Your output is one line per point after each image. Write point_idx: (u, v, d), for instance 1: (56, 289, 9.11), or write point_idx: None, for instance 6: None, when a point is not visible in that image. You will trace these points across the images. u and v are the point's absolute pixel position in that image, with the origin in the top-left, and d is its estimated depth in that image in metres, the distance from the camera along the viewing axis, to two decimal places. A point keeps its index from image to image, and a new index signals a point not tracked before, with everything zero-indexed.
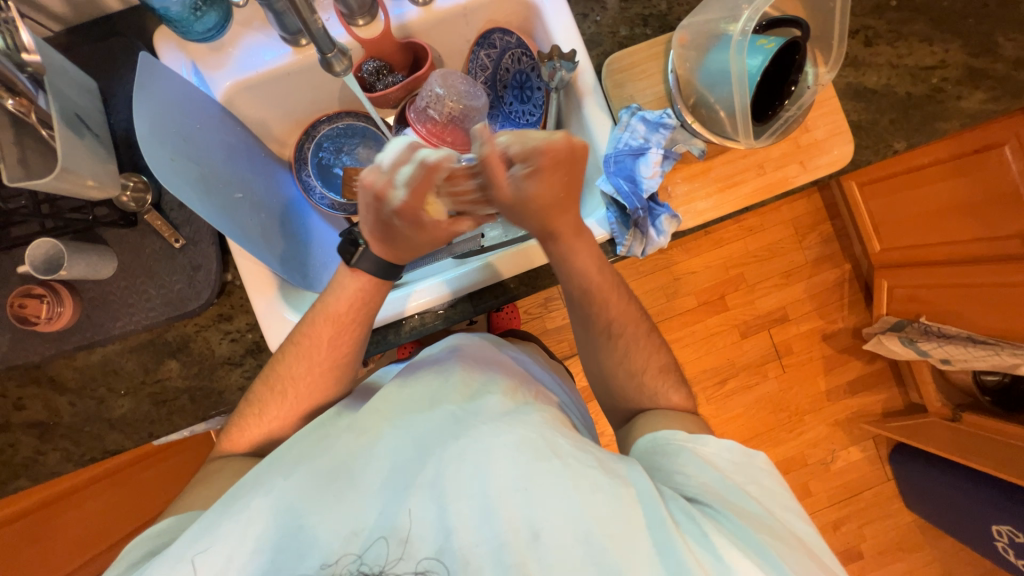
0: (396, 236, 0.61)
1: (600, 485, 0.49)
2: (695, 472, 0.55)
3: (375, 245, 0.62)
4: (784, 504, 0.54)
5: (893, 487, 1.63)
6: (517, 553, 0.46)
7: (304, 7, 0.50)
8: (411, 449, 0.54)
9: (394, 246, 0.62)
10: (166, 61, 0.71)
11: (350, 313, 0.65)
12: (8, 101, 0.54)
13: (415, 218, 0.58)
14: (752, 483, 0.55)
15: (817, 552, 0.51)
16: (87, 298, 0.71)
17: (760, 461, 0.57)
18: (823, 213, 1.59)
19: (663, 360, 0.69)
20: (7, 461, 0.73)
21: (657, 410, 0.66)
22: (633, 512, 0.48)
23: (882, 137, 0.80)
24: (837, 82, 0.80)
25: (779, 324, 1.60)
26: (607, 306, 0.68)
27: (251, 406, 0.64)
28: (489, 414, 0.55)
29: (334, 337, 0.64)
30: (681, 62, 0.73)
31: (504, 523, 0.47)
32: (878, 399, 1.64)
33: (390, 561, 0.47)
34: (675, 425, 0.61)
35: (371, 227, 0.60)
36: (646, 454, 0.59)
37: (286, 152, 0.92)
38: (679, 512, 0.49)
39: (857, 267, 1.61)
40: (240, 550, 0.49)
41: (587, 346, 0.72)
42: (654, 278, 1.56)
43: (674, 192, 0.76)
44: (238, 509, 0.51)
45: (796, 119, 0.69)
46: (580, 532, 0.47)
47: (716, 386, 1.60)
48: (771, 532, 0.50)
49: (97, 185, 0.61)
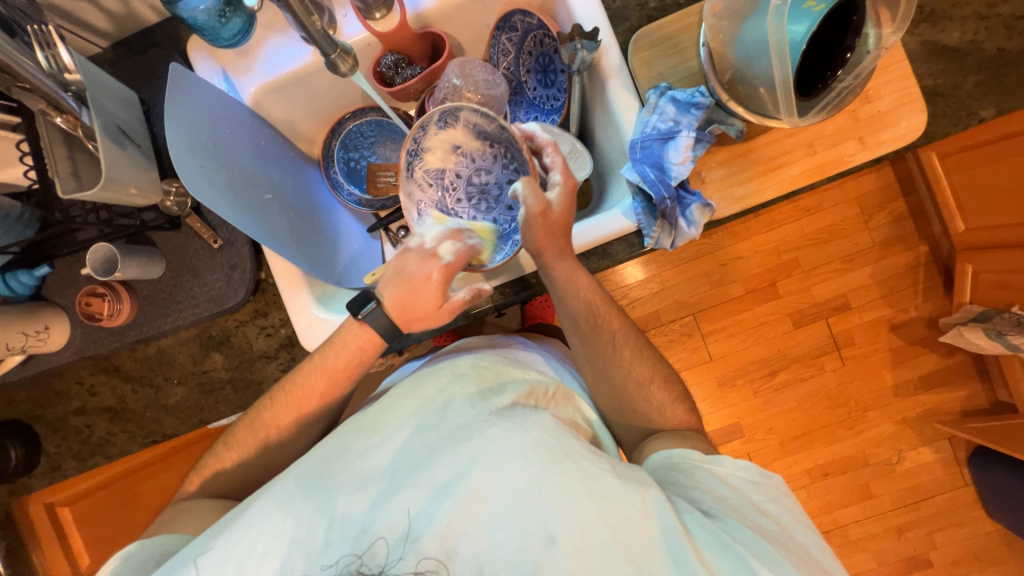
0: (421, 288, 0.62)
1: (613, 489, 0.50)
2: (710, 488, 0.56)
3: (415, 310, 0.62)
4: (802, 522, 0.55)
5: (971, 493, 1.46)
6: (532, 556, 0.47)
7: (297, 5, 0.52)
8: (418, 446, 0.55)
9: (411, 298, 0.62)
10: (199, 70, 0.75)
11: (348, 370, 0.65)
12: (58, 119, 0.60)
13: (445, 279, 0.62)
14: (769, 501, 0.57)
15: (828, 565, 0.52)
16: (142, 296, 0.77)
17: (775, 481, 0.59)
18: (896, 188, 1.42)
19: (662, 372, 0.69)
20: (85, 440, 0.83)
21: (663, 431, 0.68)
22: (648, 522, 0.49)
23: (964, 104, 0.69)
24: (908, 42, 0.69)
25: (839, 313, 1.47)
26: (599, 321, 0.67)
27: (267, 410, 0.66)
28: (500, 413, 0.56)
29: (327, 388, 0.65)
30: (714, 34, 0.64)
31: (518, 529, 0.48)
32: (956, 396, 1.46)
33: (390, 562, 0.49)
34: (688, 444, 0.63)
35: (430, 299, 0.62)
36: (659, 470, 0.61)
37: (315, 150, 0.94)
38: (695, 524, 0.51)
39: (935, 248, 1.42)
40: (255, 549, 0.51)
41: (587, 363, 0.69)
42: (697, 264, 1.47)
43: (708, 178, 0.71)
44: (256, 512, 0.52)
45: (852, 89, 0.60)
46: (594, 543, 0.48)
47: (765, 379, 1.50)
48: (789, 549, 0.51)
49: (140, 193, 0.66)
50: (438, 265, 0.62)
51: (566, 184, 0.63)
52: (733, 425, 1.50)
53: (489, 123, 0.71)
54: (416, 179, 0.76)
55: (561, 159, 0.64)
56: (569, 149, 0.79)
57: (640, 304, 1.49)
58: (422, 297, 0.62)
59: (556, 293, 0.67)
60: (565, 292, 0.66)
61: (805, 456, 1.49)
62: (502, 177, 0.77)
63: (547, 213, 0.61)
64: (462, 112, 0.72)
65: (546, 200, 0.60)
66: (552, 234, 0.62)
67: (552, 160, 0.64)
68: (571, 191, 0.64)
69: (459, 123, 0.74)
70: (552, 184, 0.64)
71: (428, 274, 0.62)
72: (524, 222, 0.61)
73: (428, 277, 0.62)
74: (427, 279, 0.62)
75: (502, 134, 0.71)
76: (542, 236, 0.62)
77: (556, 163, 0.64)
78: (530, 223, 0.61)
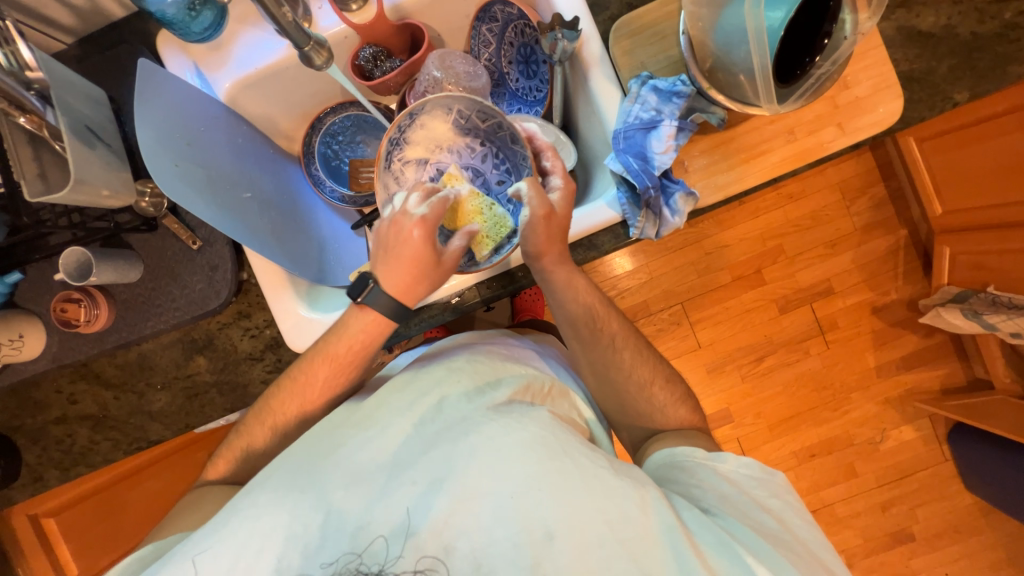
0: (405, 252, 0.58)
1: (611, 483, 0.51)
2: (713, 486, 0.57)
3: (398, 278, 0.59)
4: (804, 519, 0.56)
5: (951, 468, 1.51)
6: (532, 552, 0.47)
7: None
8: (416, 442, 0.55)
9: (399, 267, 0.59)
10: (170, 66, 0.72)
11: (349, 355, 0.63)
12: (21, 119, 0.58)
13: (428, 234, 0.59)
14: (772, 497, 0.58)
15: (829, 561, 0.53)
16: (120, 301, 0.75)
17: (778, 478, 0.60)
18: (875, 173, 1.44)
19: (664, 372, 0.71)
20: (67, 450, 0.81)
21: (666, 431, 0.68)
22: (647, 519, 0.50)
23: (939, 89, 0.70)
24: (884, 28, 0.70)
25: (823, 298, 1.49)
26: (598, 325, 0.68)
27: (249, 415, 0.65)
28: (496, 409, 0.56)
29: (302, 391, 0.64)
30: (693, 22, 0.63)
31: (516, 525, 0.48)
32: (936, 375, 1.51)
33: (388, 562, 0.49)
34: (692, 442, 0.64)
35: (413, 259, 0.59)
36: (662, 468, 0.63)
37: (295, 147, 0.92)
38: (694, 522, 0.52)
39: (914, 231, 1.45)
40: (249, 547, 0.50)
41: (589, 366, 0.70)
42: (684, 253, 1.48)
43: (691, 166, 0.71)
44: (251, 505, 0.52)
45: (830, 75, 0.61)
46: (592, 537, 0.48)
47: (753, 364, 1.52)
48: (788, 547, 0.52)
49: (113, 194, 0.64)
50: (412, 221, 0.58)
51: (567, 187, 0.63)
52: (722, 411, 1.53)
53: (486, 117, 0.71)
54: (393, 170, 0.73)
55: (561, 163, 0.64)
56: (553, 141, 0.79)
57: (628, 294, 1.50)
58: (418, 261, 0.59)
59: (556, 298, 0.68)
60: (564, 296, 0.67)
61: (793, 438, 1.53)
62: (491, 177, 0.76)
63: (551, 215, 0.60)
64: (457, 104, 0.70)
65: (549, 204, 0.59)
66: (553, 238, 0.62)
67: (552, 164, 0.64)
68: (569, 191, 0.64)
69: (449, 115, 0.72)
70: (552, 188, 0.64)
71: (407, 232, 0.58)
72: (528, 229, 0.60)
73: (410, 236, 0.58)
74: (408, 233, 0.58)
75: (498, 131, 0.72)
76: (544, 240, 0.61)
77: (556, 167, 0.64)
78: (533, 229, 0.60)
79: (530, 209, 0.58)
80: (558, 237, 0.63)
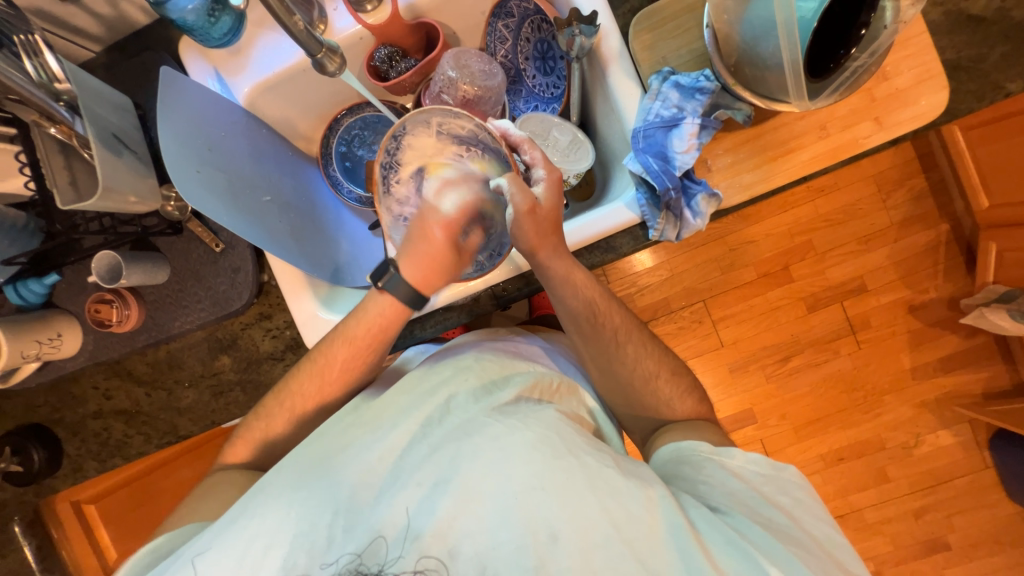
0: (431, 250, 0.64)
1: (616, 485, 0.50)
2: (720, 482, 0.56)
3: (408, 270, 0.64)
4: (814, 514, 0.55)
5: (992, 475, 1.43)
6: (535, 554, 0.47)
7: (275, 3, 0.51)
8: (421, 442, 0.55)
9: (423, 258, 0.64)
10: (193, 73, 0.74)
11: (368, 337, 0.64)
12: (52, 129, 0.60)
13: (451, 236, 0.65)
14: (782, 493, 0.56)
15: (844, 561, 0.51)
16: (148, 301, 0.78)
17: (789, 472, 0.58)
18: (915, 164, 1.36)
19: (671, 365, 0.69)
20: (103, 442, 0.85)
21: (672, 423, 0.67)
22: (653, 521, 0.49)
23: (990, 78, 0.65)
24: (930, 13, 0.65)
25: (855, 296, 1.43)
26: (599, 319, 0.66)
27: (266, 414, 0.66)
28: (501, 409, 0.56)
29: (310, 387, 0.65)
30: (718, 14, 0.60)
31: (519, 526, 0.48)
32: (978, 378, 1.42)
33: (390, 560, 0.49)
34: (699, 436, 0.62)
35: (428, 253, 0.64)
36: (669, 463, 0.61)
37: (314, 149, 0.93)
38: (701, 521, 0.50)
39: (957, 226, 1.37)
40: (255, 544, 0.51)
41: (593, 361, 0.69)
42: (707, 249, 1.43)
43: (714, 165, 0.68)
44: (257, 507, 0.53)
45: (867, 67, 0.56)
46: (597, 538, 0.48)
47: (778, 364, 1.47)
48: (800, 546, 0.50)
49: (139, 200, 0.66)
50: (439, 225, 0.64)
51: (552, 178, 0.63)
52: (745, 412, 1.49)
53: (462, 121, 0.68)
54: (394, 194, 0.72)
55: (540, 153, 0.63)
56: (570, 140, 0.77)
57: (649, 292, 1.46)
58: (445, 261, 0.65)
59: (553, 294, 0.66)
60: (564, 291, 0.65)
61: (820, 441, 1.47)
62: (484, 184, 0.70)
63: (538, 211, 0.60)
64: (432, 116, 0.69)
65: (534, 198, 0.59)
66: (544, 233, 0.61)
67: (531, 156, 0.63)
68: (556, 182, 0.63)
69: (430, 128, 0.70)
70: (536, 180, 0.63)
71: (431, 227, 0.64)
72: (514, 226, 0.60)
73: (434, 235, 0.64)
74: (431, 225, 0.64)
75: (479, 133, 0.68)
76: (534, 236, 0.61)
77: (536, 159, 0.63)
78: (520, 224, 0.60)
79: (515, 205, 0.58)
80: (552, 229, 0.62)
